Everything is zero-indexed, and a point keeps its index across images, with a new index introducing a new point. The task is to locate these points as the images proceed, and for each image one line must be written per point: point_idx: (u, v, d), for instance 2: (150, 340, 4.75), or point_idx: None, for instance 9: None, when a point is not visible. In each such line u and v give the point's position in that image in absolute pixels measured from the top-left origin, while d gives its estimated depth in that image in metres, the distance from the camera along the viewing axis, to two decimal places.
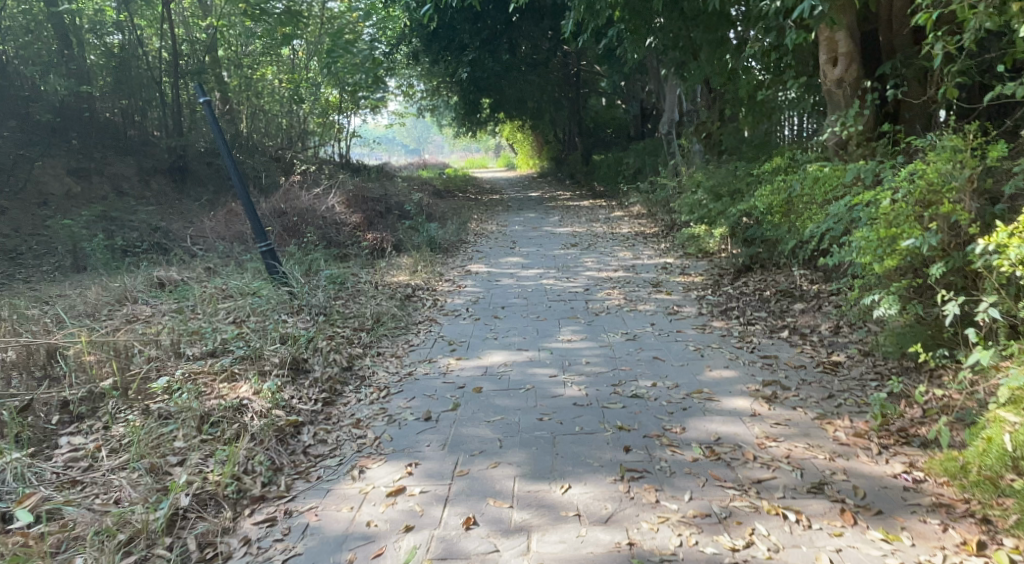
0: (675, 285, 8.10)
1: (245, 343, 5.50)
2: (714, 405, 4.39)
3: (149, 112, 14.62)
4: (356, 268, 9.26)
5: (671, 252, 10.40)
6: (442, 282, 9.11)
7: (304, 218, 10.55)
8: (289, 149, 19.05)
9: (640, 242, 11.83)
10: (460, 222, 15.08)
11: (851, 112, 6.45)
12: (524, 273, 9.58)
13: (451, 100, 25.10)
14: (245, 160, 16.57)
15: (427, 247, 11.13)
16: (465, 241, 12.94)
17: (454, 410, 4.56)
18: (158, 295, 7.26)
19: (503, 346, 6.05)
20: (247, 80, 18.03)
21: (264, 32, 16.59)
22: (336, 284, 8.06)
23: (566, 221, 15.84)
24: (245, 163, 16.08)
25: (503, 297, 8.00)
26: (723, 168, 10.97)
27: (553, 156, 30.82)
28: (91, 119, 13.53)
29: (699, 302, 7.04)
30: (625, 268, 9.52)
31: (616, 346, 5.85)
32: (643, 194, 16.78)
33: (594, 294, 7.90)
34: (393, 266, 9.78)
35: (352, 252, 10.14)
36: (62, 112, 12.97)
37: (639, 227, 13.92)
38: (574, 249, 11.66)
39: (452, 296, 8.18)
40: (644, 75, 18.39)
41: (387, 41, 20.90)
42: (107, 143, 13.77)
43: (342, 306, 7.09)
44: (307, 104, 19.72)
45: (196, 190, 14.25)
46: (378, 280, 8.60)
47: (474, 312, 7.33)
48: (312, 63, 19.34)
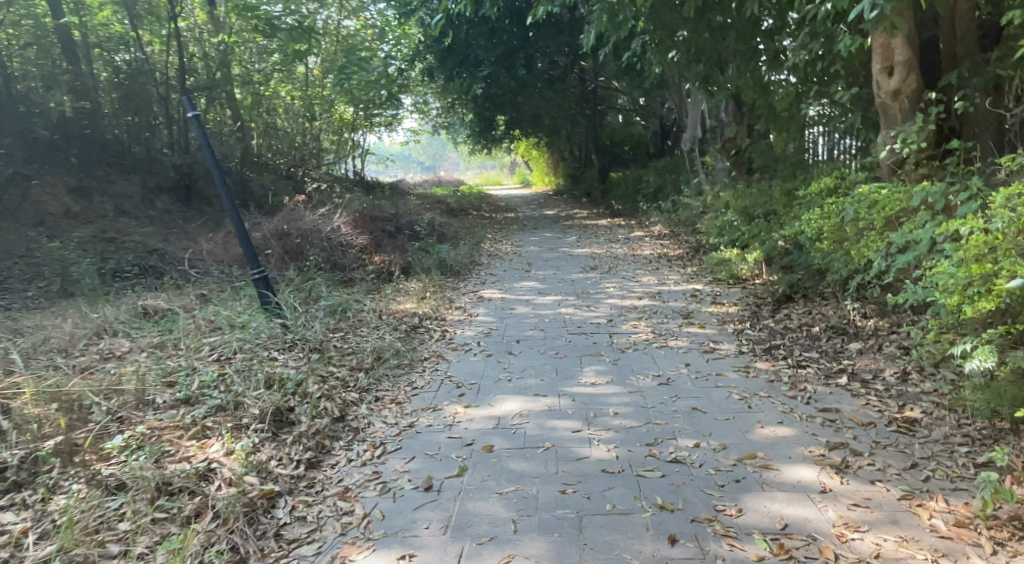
0: (707, 316, 7.37)
1: (223, 390, 4.83)
2: (773, 476, 3.68)
3: (156, 132, 13.75)
4: (360, 294, 8.63)
5: (699, 276, 9.68)
6: (453, 310, 8.42)
7: (307, 239, 9.94)
8: (301, 166, 18.57)
9: (664, 265, 11.12)
10: (474, 242, 14.44)
11: (913, 128, 5.75)
12: (541, 300, 8.86)
13: (466, 117, 24.58)
14: (253, 177, 16.08)
15: (438, 271, 10.49)
16: (478, 263, 12.30)
17: (459, 476, 3.85)
18: (141, 326, 6.64)
19: (517, 390, 5.31)
20: (259, 97, 17.15)
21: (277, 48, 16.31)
22: (336, 314, 7.40)
23: (584, 241, 15.16)
24: (254, 181, 15.58)
25: (518, 328, 7.28)
26: (756, 188, 10.25)
27: (569, 174, 30.22)
28: (93, 136, 12.86)
29: (738, 338, 6.30)
30: (650, 295, 8.81)
31: (647, 392, 5.12)
32: (665, 213, 16.08)
33: (618, 326, 7.18)
34: (400, 292, 9.13)
35: (358, 276, 9.52)
36: (63, 129, 12.32)
37: (661, 248, 13.22)
38: (594, 272, 10.97)
39: (462, 327, 7.48)
40: (666, 90, 17.77)
41: (403, 58, 20.53)
42: (110, 160, 13.17)
43: (340, 340, 6.42)
44: (318, 121, 19.24)
45: (200, 209, 13.76)
46: (382, 308, 7.96)
47: (486, 346, 6.62)
48: (326, 81, 18.98)
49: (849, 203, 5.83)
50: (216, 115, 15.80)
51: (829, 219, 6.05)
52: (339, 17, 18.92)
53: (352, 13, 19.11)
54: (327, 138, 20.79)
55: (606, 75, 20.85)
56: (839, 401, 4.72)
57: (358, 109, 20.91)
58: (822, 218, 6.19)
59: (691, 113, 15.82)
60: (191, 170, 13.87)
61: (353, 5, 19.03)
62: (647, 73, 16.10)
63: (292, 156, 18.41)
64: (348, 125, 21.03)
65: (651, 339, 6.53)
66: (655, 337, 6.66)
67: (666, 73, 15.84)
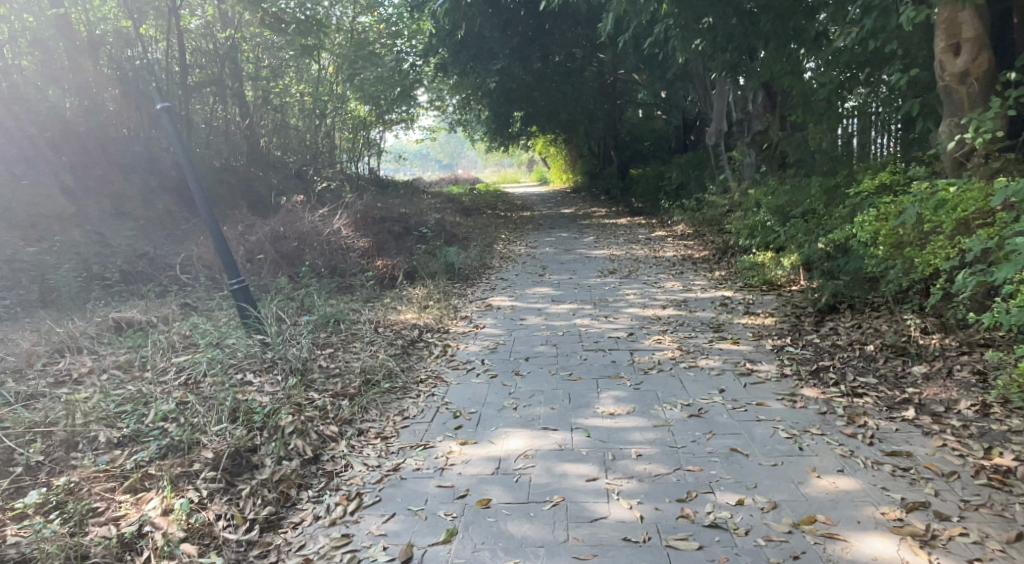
0: (740, 330, 6.56)
1: (177, 427, 4.16)
2: (841, 553, 2.99)
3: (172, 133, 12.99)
4: (358, 304, 7.94)
5: (727, 282, 8.89)
6: (456, 320, 7.68)
7: (304, 242, 9.23)
8: (311, 165, 17.90)
9: (688, 269, 10.33)
10: (486, 243, 13.71)
11: (989, 114, 4.93)
12: (555, 309, 8.08)
13: (482, 113, 23.81)
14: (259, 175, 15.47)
15: (445, 276, 9.77)
16: (489, 266, 11.58)
17: (446, 544, 3.18)
18: (107, 343, 5.98)
19: (524, 422, 4.56)
20: (266, 94, 16.58)
21: (285, 44, 15.67)
22: (327, 329, 6.68)
23: (603, 242, 14.37)
24: (258, 179, 14.94)
25: (527, 344, 6.51)
26: (790, 185, 9.40)
27: (587, 171, 29.37)
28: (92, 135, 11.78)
29: (778, 360, 5.49)
30: (675, 303, 8.03)
31: (675, 425, 4.35)
32: (688, 212, 15.22)
33: (640, 340, 6.40)
34: (402, 301, 8.41)
35: (358, 282, 8.84)
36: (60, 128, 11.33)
37: (685, 249, 12.42)
38: (612, 276, 10.20)
39: (466, 341, 6.73)
40: (690, 82, 16.86)
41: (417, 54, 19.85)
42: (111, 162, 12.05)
43: (327, 358, 5.72)
44: (327, 117, 18.58)
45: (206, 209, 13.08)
46: (380, 319, 7.25)
47: (490, 366, 5.86)
48: (338, 78, 18.40)
49: (910, 202, 5.01)
50: (214, 110, 15.03)
51: (886, 222, 5.24)
52: (354, 13, 17.78)
53: (367, 10, 18.12)
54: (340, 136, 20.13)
55: (627, 68, 19.95)
56: (909, 442, 3.93)
57: (370, 106, 20.21)
58: (878, 221, 5.37)
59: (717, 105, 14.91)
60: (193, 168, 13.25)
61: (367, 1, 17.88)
62: (672, 64, 15.22)
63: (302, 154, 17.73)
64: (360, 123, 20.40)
65: (678, 358, 5.74)
66: (681, 355, 5.87)
67: (691, 62, 14.95)
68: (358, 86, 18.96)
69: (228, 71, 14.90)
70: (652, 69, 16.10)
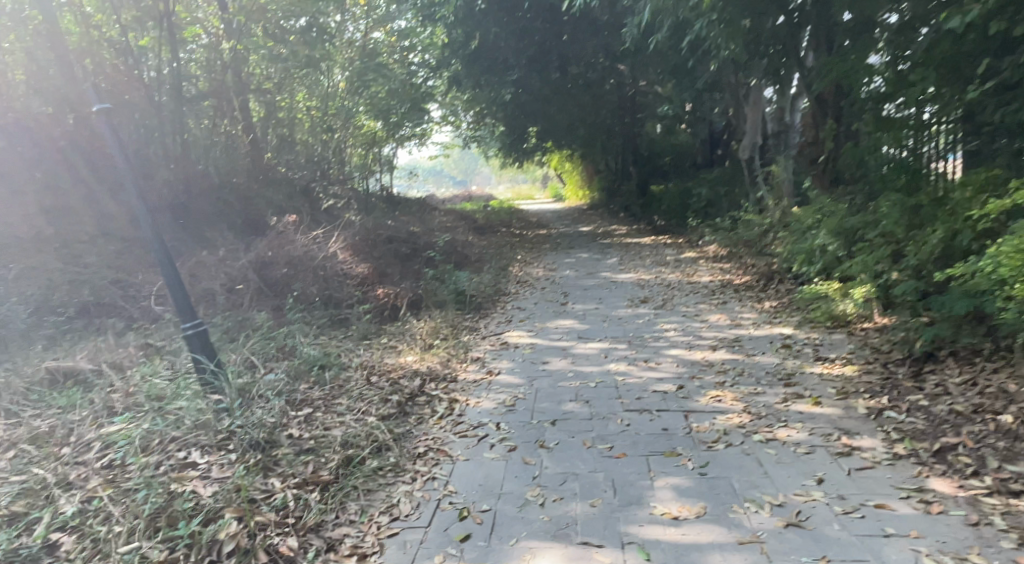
0: (817, 383, 5.36)
1: (74, 545, 3.20)
2: None
3: (163, 157, 12.03)
4: (351, 343, 6.79)
5: (785, 317, 7.71)
6: (466, 364, 6.46)
7: (295, 269, 8.06)
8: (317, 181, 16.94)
9: (731, 298, 9.10)
10: (501, 266, 12.53)
11: None
12: (583, 350, 6.85)
13: (497, 127, 22.75)
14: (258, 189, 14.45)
15: (455, 307, 8.63)
16: (504, 292, 10.41)
17: None
18: (32, 404, 4.81)
19: (555, 531, 3.35)
20: (271, 107, 15.66)
21: (289, 56, 14.67)
22: (310, 381, 5.49)
23: (628, 264, 13.16)
24: (257, 195, 13.85)
25: (553, 399, 5.30)
26: (853, 207, 8.19)
27: (604, 187, 28.24)
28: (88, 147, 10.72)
29: (883, 433, 4.26)
30: (725, 342, 6.80)
31: (770, 543, 3.17)
32: (722, 232, 13.97)
33: (694, 396, 5.17)
34: (403, 340, 7.22)
35: (353, 316, 7.68)
36: None
37: (721, 274, 11.19)
38: (645, 306, 8.96)
39: (477, 394, 5.49)
40: (720, 92, 15.72)
41: (432, 68, 18.89)
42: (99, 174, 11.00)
43: (303, 424, 4.54)
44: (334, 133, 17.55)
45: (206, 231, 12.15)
46: (375, 364, 6.06)
47: (509, 433, 4.62)
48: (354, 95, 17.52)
49: None
50: (215, 123, 14.30)
51: None
52: (367, 28, 17.01)
53: (380, 24, 17.32)
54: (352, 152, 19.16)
55: (649, 79, 18.83)
56: None
57: (382, 122, 19.20)
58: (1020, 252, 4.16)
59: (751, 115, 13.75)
60: (187, 188, 12.18)
61: (380, 13, 17.03)
62: (702, 73, 14.08)
63: (309, 170, 16.69)
64: (369, 137, 19.40)
65: (747, 427, 4.51)
66: (751, 422, 4.63)
67: (723, 69, 13.83)
68: (368, 100, 17.97)
69: (230, 78, 14.07)
70: (679, 79, 15.01)
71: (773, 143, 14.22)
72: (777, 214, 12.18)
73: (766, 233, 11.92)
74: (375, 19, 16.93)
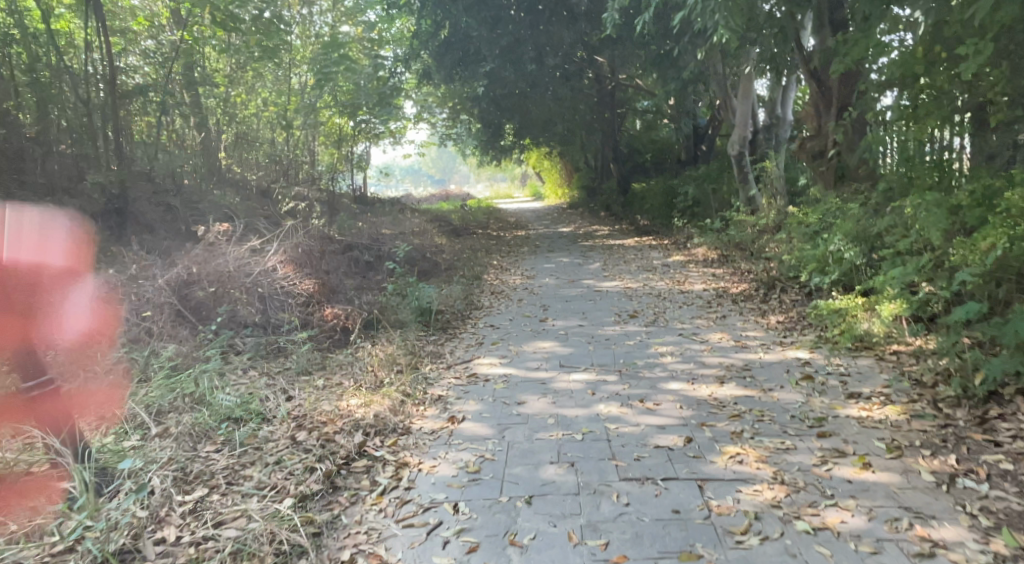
0: (859, 433, 4.27)
1: None
2: None
3: (95, 160, 10.92)
4: (285, 384, 5.64)
5: (795, 336, 6.63)
6: (421, 408, 5.26)
7: (224, 289, 6.88)
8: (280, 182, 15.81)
9: (730, 311, 8.05)
10: (474, 275, 11.36)
11: None
12: (564, 383, 5.70)
13: (473, 124, 21.60)
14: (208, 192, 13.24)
15: (416, 327, 7.52)
16: (476, 305, 9.31)
17: None
18: None
19: None
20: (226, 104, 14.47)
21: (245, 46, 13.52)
22: (215, 444, 4.30)
23: (612, 269, 12.11)
24: (206, 200, 12.67)
25: (528, 461, 4.16)
26: (871, 209, 7.14)
27: (584, 185, 27.19)
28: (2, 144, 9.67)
29: (968, 519, 3.28)
30: (732, 372, 5.70)
31: None
32: (712, 234, 12.92)
33: (709, 454, 4.05)
34: (350, 375, 6.04)
35: (293, 345, 6.54)
36: None
37: (714, 280, 10.17)
38: (633, 321, 7.86)
39: (432, 456, 4.31)
40: (707, 84, 14.70)
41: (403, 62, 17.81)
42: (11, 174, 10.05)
43: (189, 519, 3.43)
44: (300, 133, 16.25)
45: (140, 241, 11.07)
46: (308, 413, 4.90)
47: (469, 520, 3.48)
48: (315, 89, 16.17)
49: None
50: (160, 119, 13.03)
51: None
52: (334, 20, 16.13)
53: (348, 17, 16.32)
54: (319, 151, 17.91)
55: (629, 71, 17.82)
56: None
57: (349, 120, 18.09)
58: None
59: (740, 106, 12.71)
60: (123, 193, 11.04)
61: (348, 8, 16.22)
62: (687, 63, 13.07)
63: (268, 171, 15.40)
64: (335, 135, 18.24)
65: (785, 507, 3.43)
66: (788, 499, 3.51)
67: (710, 58, 12.83)
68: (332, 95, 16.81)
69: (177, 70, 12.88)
70: (662, 71, 13.95)
71: (765, 138, 13.22)
72: (774, 216, 11.18)
73: (764, 236, 10.90)
74: (343, 11, 16.16)
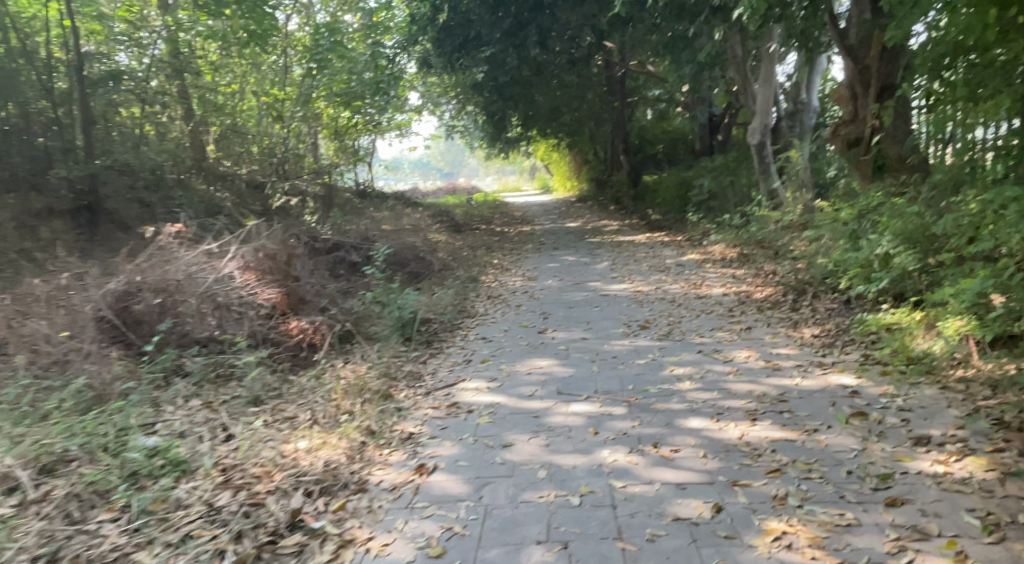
0: (943, 501, 3.30)
1: None
2: None
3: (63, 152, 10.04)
4: (227, 419, 4.75)
5: (835, 354, 5.64)
6: (384, 452, 4.30)
7: (170, 301, 5.97)
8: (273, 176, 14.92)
9: (754, 320, 7.07)
10: (472, 277, 10.42)
11: None
12: (562, 417, 4.74)
13: (478, 116, 20.67)
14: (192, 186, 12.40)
15: (396, 343, 6.59)
16: (470, 312, 8.36)
17: None
18: None
19: None
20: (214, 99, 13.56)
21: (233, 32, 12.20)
22: (111, 511, 3.45)
23: (620, 269, 11.17)
24: (186, 195, 11.83)
25: (510, 539, 3.24)
26: (923, 206, 6.10)
27: (595, 178, 26.11)
28: None
29: None
30: (765, 404, 4.70)
31: None
32: (730, 231, 11.89)
33: (748, 535, 3.11)
34: (309, 405, 5.14)
35: (245, 367, 5.63)
36: None
37: (732, 282, 9.19)
38: (643, 333, 6.88)
39: (386, 527, 3.39)
40: (724, 68, 13.64)
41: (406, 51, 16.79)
42: None
43: None
44: None
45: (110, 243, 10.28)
46: (241, 463, 4.01)
47: None
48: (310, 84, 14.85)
49: None
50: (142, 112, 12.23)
51: None
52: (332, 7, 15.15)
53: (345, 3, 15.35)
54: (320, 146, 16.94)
55: (640, 57, 16.74)
56: None
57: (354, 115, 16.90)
58: None
59: (760, 91, 11.61)
60: (94, 188, 10.35)
61: None
62: (704, 45, 12.01)
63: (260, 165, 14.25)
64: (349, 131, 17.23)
65: None
66: None
67: (728, 39, 11.76)
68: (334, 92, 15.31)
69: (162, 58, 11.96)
70: (675, 55, 12.92)
71: (788, 126, 12.14)
72: (799, 212, 10.18)
73: (790, 235, 9.86)
74: None
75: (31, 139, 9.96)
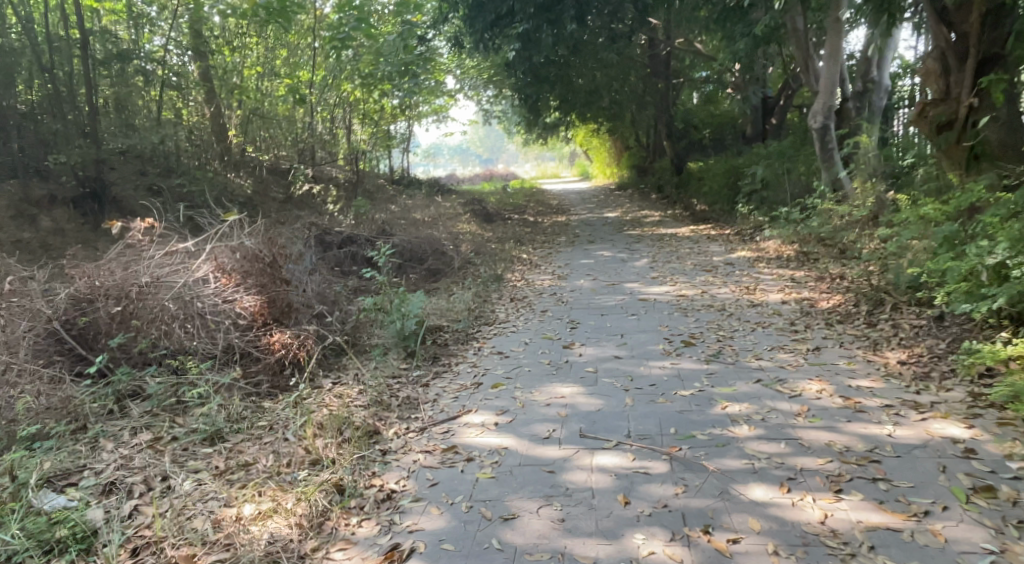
0: None
1: None
2: None
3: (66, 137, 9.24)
4: (168, 464, 3.86)
5: (935, 392, 4.48)
6: (352, 522, 3.36)
7: (131, 309, 5.13)
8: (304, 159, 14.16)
9: (821, 337, 5.91)
10: (496, 274, 9.40)
11: None
12: (582, 473, 3.71)
13: (513, 99, 19.60)
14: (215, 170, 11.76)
15: (395, 361, 5.63)
16: (488, 317, 7.36)
17: None
18: None
19: None
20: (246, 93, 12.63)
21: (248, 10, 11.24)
22: None
23: (661, 266, 10.05)
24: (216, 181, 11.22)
25: None
26: None
27: (637, 165, 24.74)
28: None
29: None
30: (850, 466, 3.60)
31: None
32: (786, 225, 10.62)
33: None
34: (275, 443, 4.22)
35: (209, 392, 4.75)
36: None
37: (791, 286, 8.00)
38: (687, 352, 5.78)
39: None
40: (782, 44, 12.25)
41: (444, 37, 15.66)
42: None
43: None
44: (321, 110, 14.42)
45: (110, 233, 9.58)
46: (162, 541, 3.18)
47: None
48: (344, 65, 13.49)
49: None
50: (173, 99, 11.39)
51: None
52: None
53: None
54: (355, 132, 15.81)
55: (688, 34, 15.40)
56: None
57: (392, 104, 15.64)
58: None
59: (825, 69, 10.27)
60: (99, 174, 9.55)
61: None
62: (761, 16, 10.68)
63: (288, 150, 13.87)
64: (388, 118, 16.24)
65: None
66: None
67: (789, 10, 10.42)
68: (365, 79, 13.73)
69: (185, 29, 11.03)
70: (727, 29, 11.61)
71: (855, 108, 10.77)
72: (869, 205, 8.91)
73: (859, 233, 8.59)
74: None
75: (34, 123, 9.23)
